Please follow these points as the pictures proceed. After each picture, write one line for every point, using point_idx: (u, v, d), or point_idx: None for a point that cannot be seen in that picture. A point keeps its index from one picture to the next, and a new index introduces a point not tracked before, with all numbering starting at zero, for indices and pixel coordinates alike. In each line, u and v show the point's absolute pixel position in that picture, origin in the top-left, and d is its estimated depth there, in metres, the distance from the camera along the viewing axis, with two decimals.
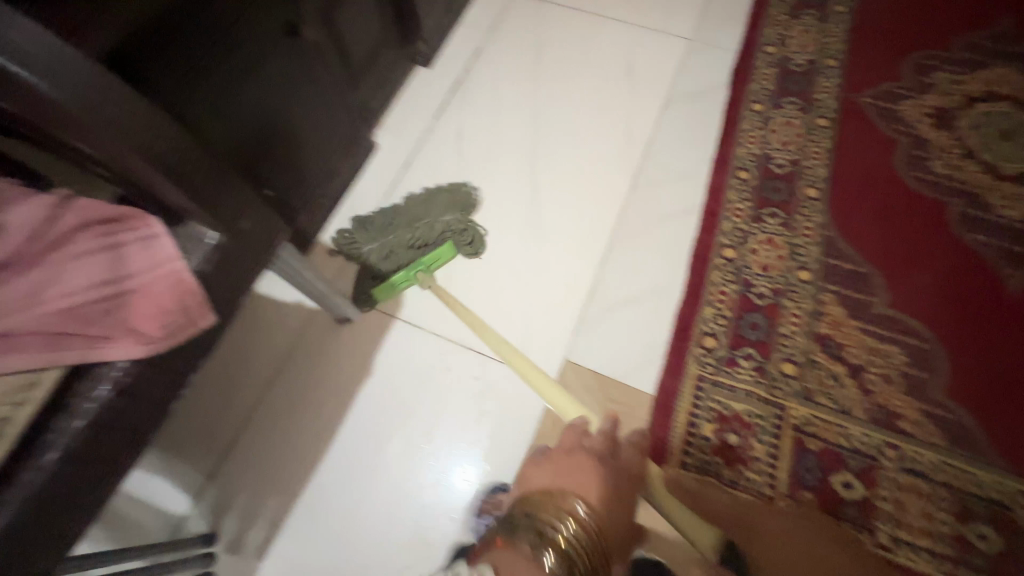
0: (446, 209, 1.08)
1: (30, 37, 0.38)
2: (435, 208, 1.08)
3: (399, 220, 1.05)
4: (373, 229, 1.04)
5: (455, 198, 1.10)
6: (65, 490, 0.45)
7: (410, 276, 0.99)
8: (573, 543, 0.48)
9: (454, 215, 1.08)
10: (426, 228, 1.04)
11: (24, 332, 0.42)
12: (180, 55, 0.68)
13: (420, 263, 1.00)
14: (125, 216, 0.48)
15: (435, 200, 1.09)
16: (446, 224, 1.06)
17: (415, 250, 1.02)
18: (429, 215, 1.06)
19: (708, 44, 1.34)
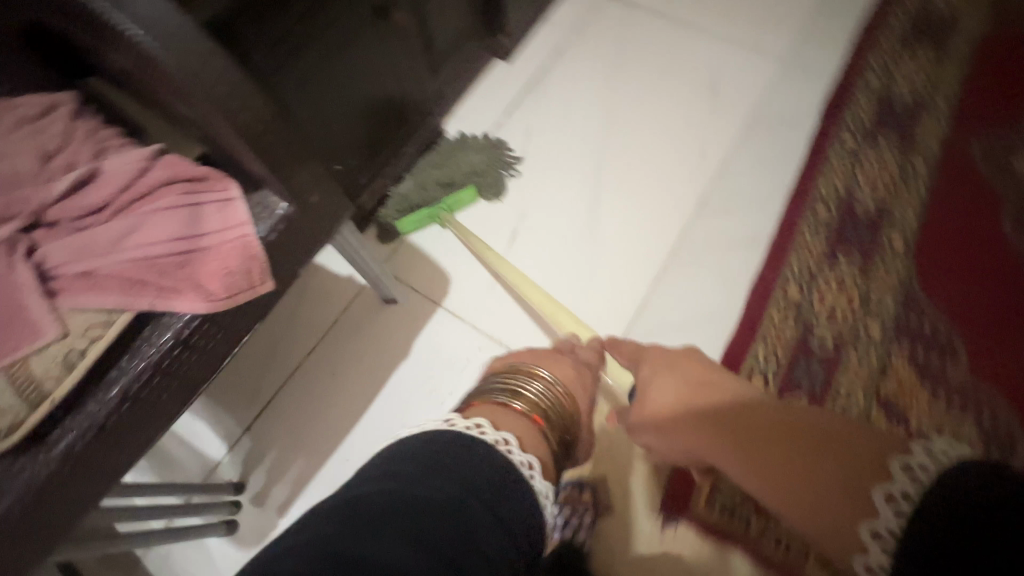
0: (474, 153, 1.14)
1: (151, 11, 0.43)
2: (466, 148, 1.14)
3: (431, 155, 1.13)
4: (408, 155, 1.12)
5: (487, 144, 1.16)
6: (123, 424, 0.49)
7: (432, 215, 1.08)
8: (543, 399, 0.62)
9: (482, 158, 1.13)
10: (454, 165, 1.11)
11: (106, 275, 0.46)
12: (276, 30, 0.71)
13: (443, 204, 1.08)
14: (207, 177, 0.51)
15: (468, 142, 1.15)
16: (475, 164, 1.12)
17: (440, 188, 1.09)
18: (459, 154, 1.13)
19: (804, 67, 1.26)
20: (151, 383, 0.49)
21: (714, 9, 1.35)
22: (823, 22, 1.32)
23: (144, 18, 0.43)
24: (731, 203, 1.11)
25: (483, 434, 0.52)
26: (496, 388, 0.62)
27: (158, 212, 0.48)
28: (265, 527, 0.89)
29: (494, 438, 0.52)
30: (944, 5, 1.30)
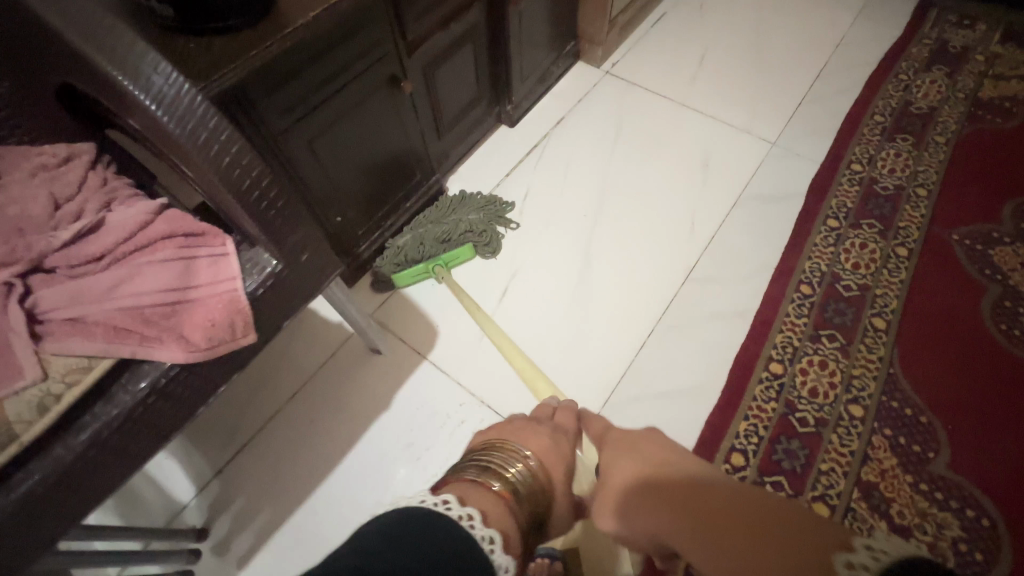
0: (472, 210, 1.18)
1: (169, 85, 0.49)
2: (464, 207, 1.18)
3: (431, 212, 1.17)
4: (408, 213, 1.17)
5: (485, 203, 1.20)
6: (84, 473, 0.48)
7: (427, 269, 1.10)
8: (518, 479, 0.57)
9: (478, 216, 1.17)
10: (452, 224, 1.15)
11: (94, 322, 0.48)
12: (290, 96, 0.77)
13: (440, 259, 1.11)
14: (205, 233, 0.54)
15: (467, 202, 1.20)
16: (472, 224, 1.15)
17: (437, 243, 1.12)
18: (457, 213, 1.17)
19: (791, 151, 1.33)
20: (119, 432, 0.50)
21: (708, 92, 1.45)
22: (810, 110, 1.40)
23: (160, 91, 0.48)
24: (717, 275, 1.14)
25: (450, 510, 0.49)
26: (466, 466, 0.59)
27: (152, 265, 0.51)
28: None
29: (458, 513, 0.49)
30: (923, 102, 1.38)
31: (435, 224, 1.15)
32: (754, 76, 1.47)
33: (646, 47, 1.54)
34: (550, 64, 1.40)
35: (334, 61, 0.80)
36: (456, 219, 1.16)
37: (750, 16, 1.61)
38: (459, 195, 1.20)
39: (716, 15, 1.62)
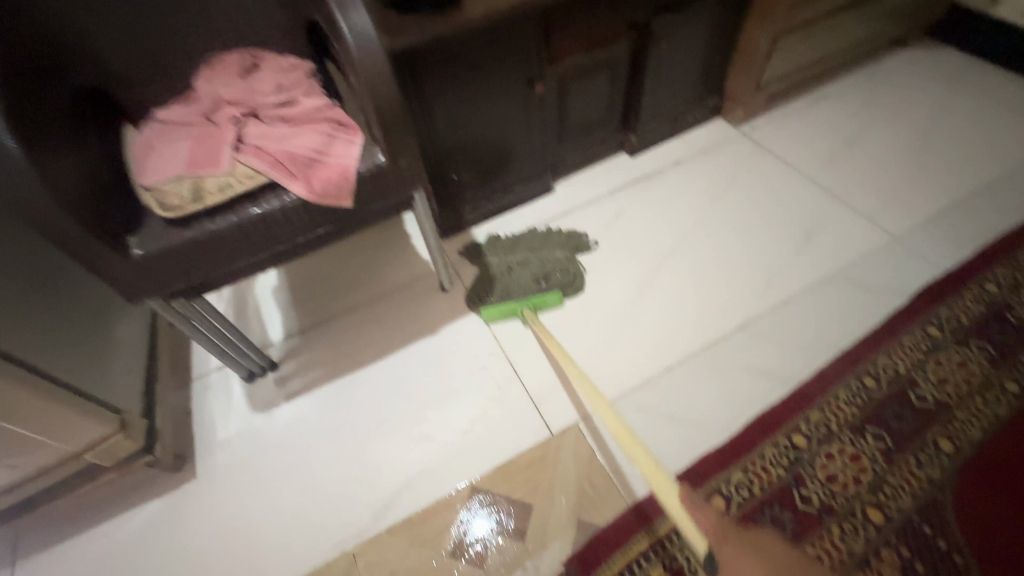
0: (559, 247, 1.27)
1: (359, 20, 0.71)
2: (549, 246, 1.27)
3: (521, 256, 1.26)
4: (500, 255, 1.27)
5: (565, 238, 1.29)
6: (226, 240, 0.75)
7: (516, 309, 1.14)
8: None
9: (564, 254, 1.26)
10: (544, 269, 1.22)
11: (267, 151, 0.74)
12: (444, 67, 1.02)
13: (530, 301, 1.15)
14: (351, 126, 0.79)
15: (549, 238, 1.29)
16: (559, 261, 1.24)
17: (527, 283, 1.20)
18: (543, 255, 1.25)
19: (914, 250, 1.23)
20: (251, 225, 0.75)
21: (844, 175, 1.40)
22: (958, 219, 1.28)
23: (354, 23, 0.71)
24: (775, 338, 1.11)
25: None
26: None
27: (313, 131, 0.76)
28: (271, 402, 1.10)
29: None
30: None
31: (527, 269, 1.23)
32: (904, 172, 1.39)
33: (794, 120, 1.56)
34: (686, 111, 1.51)
35: (484, 50, 1.04)
36: (546, 266, 1.23)
37: (925, 116, 1.53)
38: (545, 231, 1.30)
39: (885, 107, 1.57)
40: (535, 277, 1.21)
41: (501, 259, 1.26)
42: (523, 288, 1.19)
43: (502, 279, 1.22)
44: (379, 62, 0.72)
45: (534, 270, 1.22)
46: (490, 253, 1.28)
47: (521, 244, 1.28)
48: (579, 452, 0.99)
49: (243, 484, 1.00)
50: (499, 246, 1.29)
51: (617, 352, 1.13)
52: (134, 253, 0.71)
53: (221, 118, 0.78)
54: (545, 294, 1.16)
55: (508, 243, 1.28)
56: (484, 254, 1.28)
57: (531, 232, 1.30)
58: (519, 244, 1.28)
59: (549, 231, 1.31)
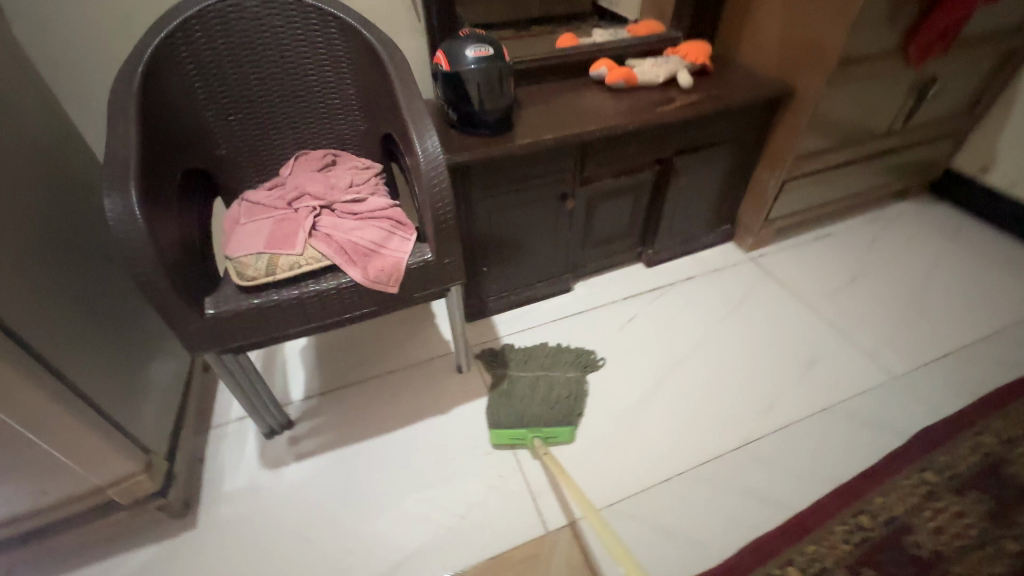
0: (569, 364, 1.32)
1: (432, 145, 0.86)
2: (559, 364, 1.31)
3: (532, 372, 1.29)
4: (513, 367, 1.30)
5: (575, 356, 1.33)
6: (286, 310, 0.84)
7: (527, 437, 1.14)
8: None
9: (573, 374, 1.29)
10: (555, 390, 1.24)
11: (334, 239, 0.86)
12: (490, 180, 1.18)
13: (541, 431, 1.15)
14: (407, 225, 0.92)
15: (560, 356, 1.33)
16: (570, 382, 1.27)
17: (535, 398, 1.22)
18: (554, 374, 1.29)
19: (913, 392, 1.28)
20: (307, 300, 0.85)
21: (846, 310, 1.50)
22: (954, 367, 1.34)
23: (427, 147, 0.85)
24: (772, 462, 1.14)
25: None
26: None
27: (375, 227, 0.89)
28: (281, 460, 1.14)
29: None
30: None
31: (537, 388, 1.25)
32: (902, 315, 1.48)
33: (800, 252, 1.69)
34: (701, 233, 1.65)
35: (527, 170, 1.21)
36: (558, 386, 1.26)
37: (923, 264, 1.65)
38: (555, 348, 1.36)
39: (886, 251, 1.69)
40: (546, 398, 1.22)
41: (513, 372, 1.29)
42: (536, 412, 1.19)
43: (510, 394, 1.24)
44: (442, 179, 0.85)
45: (545, 391, 1.24)
46: (502, 363, 1.32)
47: (532, 359, 1.33)
48: (571, 555, 1.00)
49: (239, 542, 1.02)
50: (512, 358, 1.33)
51: (618, 455, 1.16)
52: (206, 311, 0.81)
53: (301, 206, 0.91)
54: (558, 427, 1.16)
55: (520, 356, 1.33)
56: (496, 363, 1.32)
57: (542, 349, 1.35)
58: (529, 359, 1.33)
59: (561, 347, 1.36)
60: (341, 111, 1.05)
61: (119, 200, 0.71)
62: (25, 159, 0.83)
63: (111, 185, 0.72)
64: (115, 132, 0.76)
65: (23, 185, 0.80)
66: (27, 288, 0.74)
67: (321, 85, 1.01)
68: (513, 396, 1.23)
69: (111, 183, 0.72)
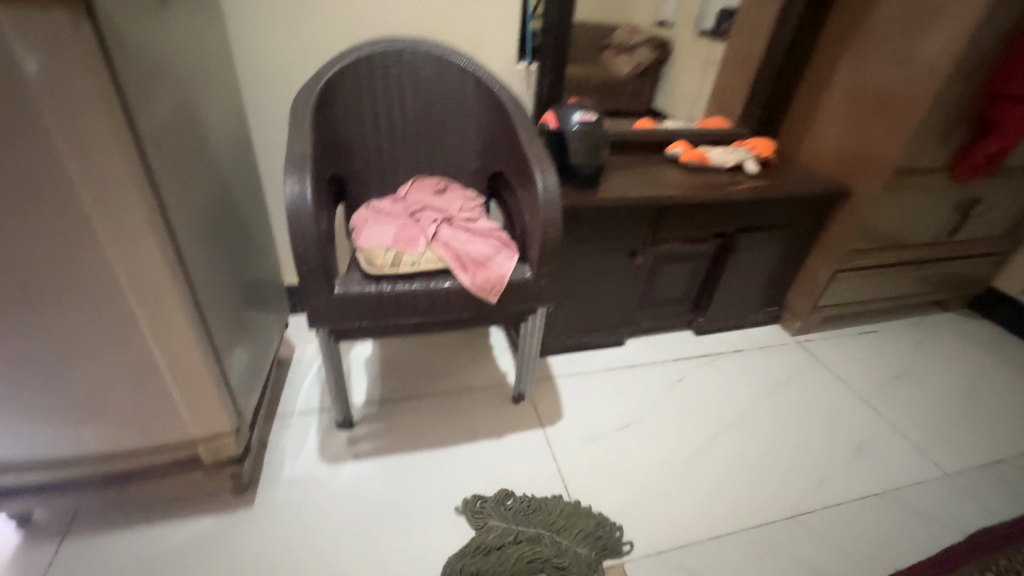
0: (580, 539, 1.06)
1: (549, 180, 0.98)
2: (569, 535, 1.06)
3: (532, 533, 1.05)
4: (505, 520, 1.07)
5: (592, 527, 1.08)
6: (398, 301, 0.94)
7: None
8: None
9: (584, 547, 1.04)
10: (549, 566, 1.00)
11: (450, 247, 0.97)
12: (575, 228, 1.31)
13: None
14: (511, 247, 1.02)
15: (575, 519, 1.09)
16: (571, 564, 1.01)
17: (521, 562, 1.00)
18: (559, 543, 1.04)
19: (968, 493, 1.27)
20: (417, 296, 0.94)
21: (894, 403, 1.51)
22: (1010, 477, 1.32)
23: (547, 181, 0.98)
24: (827, 540, 1.13)
25: None
26: None
27: (485, 243, 1.00)
28: (340, 457, 1.18)
29: None
30: None
31: (528, 551, 1.01)
32: (952, 417, 1.49)
33: (846, 342, 1.74)
34: (750, 311, 1.73)
35: (608, 224, 1.33)
36: (554, 561, 1.01)
37: (971, 373, 1.67)
38: (572, 507, 1.11)
39: (931, 355, 1.73)
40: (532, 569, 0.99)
41: (503, 528, 1.06)
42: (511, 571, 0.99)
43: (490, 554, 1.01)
44: (555, 211, 0.97)
45: (535, 558, 1.00)
46: (494, 514, 1.09)
47: (536, 517, 1.09)
48: None
49: (292, 530, 1.03)
50: (507, 511, 1.09)
51: (667, 510, 1.16)
52: (335, 290, 0.90)
53: (422, 218, 1.05)
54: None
55: (522, 506, 1.10)
56: (485, 513, 1.09)
57: (553, 506, 1.11)
58: (531, 516, 1.09)
59: (578, 504, 1.13)
60: (459, 149, 1.21)
61: (296, 184, 0.84)
62: (222, 148, 1.00)
63: (291, 171, 0.86)
64: (298, 134, 0.92)
65: (215, 172, 0.96)
66: (203, 253, 0.87)
67: (450, 125, 1.18)
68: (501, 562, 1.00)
69: (291, 170, 0.86)
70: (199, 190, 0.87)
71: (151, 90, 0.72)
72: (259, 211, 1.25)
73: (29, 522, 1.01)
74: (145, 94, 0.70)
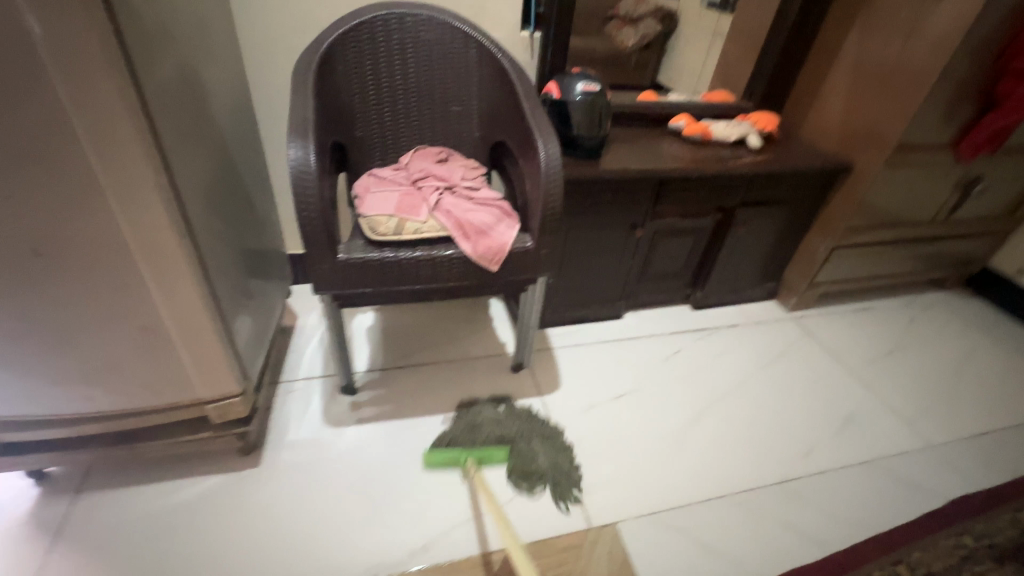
0: (551, 457, 1.16)
1: (552, 150, 0.98)
2: (545, 448, 1.17)
3: (518, 424, 1.20)
4: (501, 409, 1.24)
5: (564, 463, 1.17)
6: (401, 267, 0.95)
7: (459, 457, 1.11)
8: None
9: (547, 460, 1.15)
10: (516, 453, 1.15)
11: (452, 214, 0.98)
12: (577, 200, 1.32)
13: (476, 452, 1.11)
14: (513, 216, 1.03)
15: (558, 445, 1.19)
16: (534, 466, 1.14)
17: (492, 437, 1.16)
18: (534, 444, 1.17)
19: (951, 463, 1.31)
20: (421, 263, 0.95)
21: (884, 377, 1.55)
22: (991, 448, 1.36)
23: (549, 151, 0.98)
24: (812, 504, 1.17)
25: None
26: None
27: (487, 212, 1.00)
28: (344, 421, 1.21)
29: None
30: None
31: (505, 430, 1.18)
32: (940, 391, 1.53)
33: (841, 319, 1.77)
34: (746, 287, 1.75)
35: (609, 196, 1.34)
36: (521, 453, 1.15)
37: (962, 350, 1.70)
38: (560, 442, 1.20)
39: (924, 332, 1.76)
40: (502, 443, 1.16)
41: (494, 416, 1.21)
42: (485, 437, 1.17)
43: (474, 429, 1.18)
44: (557, 181, 0.97)
45: (508, 438, 1.17)
46: (493, 408, 1.25)
47: (527, 421, 1.22)
48: (615, 552, 1.04)
49: (297, 487, 1.07)
50: (511, 412, 1.24)
51: (659, 473, 1.20)
52: (339, 256, 0.92)
53: (424, 186, 1.05)
54: (493, 448, 1.13)
55: (520, 409, 1.25)
56: (485, 407, 1.24)
57: (545, 424, 1.23)
58: (524, 417, 1.23)
59: (561, 432, 1.24)
60: (461, 119, 1.21)
61: (300, 150, 0.85)
62: (224, 113, 1.00)
63: (294, 136, 0.86)
64: (300, 100, 0.92)
65: (218, 138, 0.96)
66: (208, 219, 0.88)
67: (452, 94, 1.18)
68: (477, 435, 1.17)
69: (295, 135, 0.86)
70: (202, 154, 0.88)
71: (153, 51, 0.72)
72: (261, 179, 1.25)
73: (44, 478, 1.04)
74: (148, 56, 0.70)
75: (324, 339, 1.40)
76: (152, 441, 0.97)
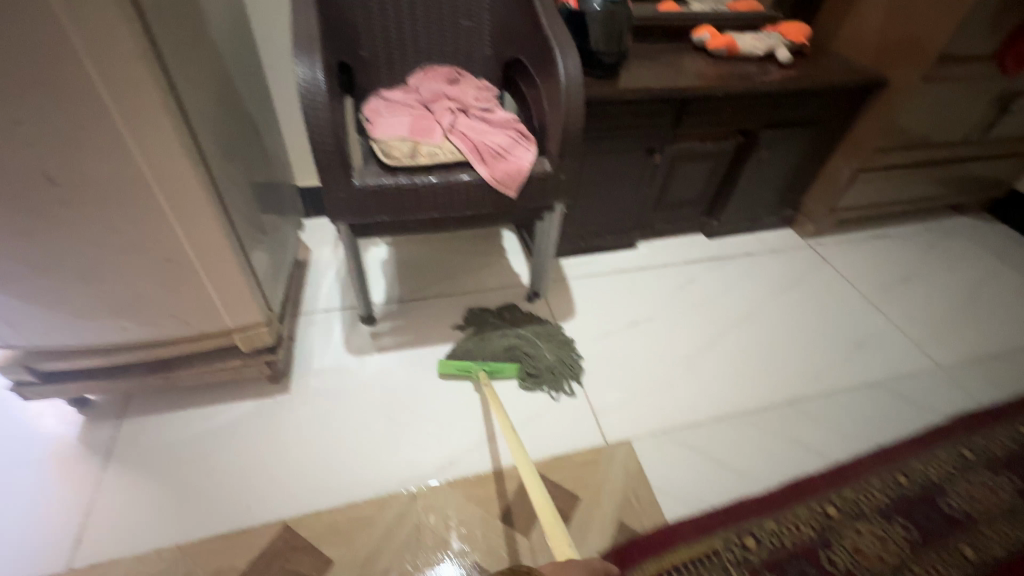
0: (555, 352, 1.25)
1: (571, 63, 0.92)
2: (548, 346, 1.26)
3: (524, 330, 1.28)
4: (507, 318, 1.32)
5: (568, 355, 1.26)
6: (417, 194, 0.93)
7: (473, 369, 1.16)
8: None
9: (552, 355, 1.25)
10: (524, 355, 1.23)
11: (467, 137, 0.95)
12: (594, 122, 1.25)
13: (488, 365, 1.17)
14: (530, 139, 0.99)
15: (561, 340, 1.29)
16: (544, 367, 1.22)
17: (501, 347, 1.23)
18: (540, 347, 1.25)
19: (956, 382, 1.34)
20: (437, 190, 0.93)
21: (896, 302, 1.55)
22: (997, 368, 1.39)
23: (569, 65, 0.92)
24: (818, 420, 1.22)
25: None
26: None
27: (503, 134, 0.96)
28: (366, 349, 1.25)
29: None
30: None
31: (513, 338, 1.25)
32: (951, 315, 1.53)
33: (858, 246, 1.74)
34: (764, 215, 1.71)
35: (628, 118, 1.27)
36: (528, 351, 1.23)
37: (977, 274, 1.69)
38: (563, 337, 1.30)
39: (940, 258, 1.74)
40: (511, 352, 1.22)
41: (501, 325, 1.30)
42: (492, 350, 1.23)
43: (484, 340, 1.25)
44: (577, 98, 0.92)
45: (515, 345, 1.24)
46: (500, 317, 1.33)
47: (532, 324, 1.32)
48: (630, 464, 1.10)
49: (326, 410, 1.13)
50: (514, 316, 1.33)
51: (672, 395, 1.24)
52: (354, 182, 0.89)
53: (437, 109, 1.01)
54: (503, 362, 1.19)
55: (525, 316, 1.34)
56: (490, 316, 1.33)
57: (548, 325, 1.31)
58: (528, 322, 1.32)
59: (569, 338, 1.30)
60: (472, 34, 1.13)
61: (308, 69, 0.80)
62: (221, 31, 0.93)
63: (300, 53, 0.81)
64: (303, 13, 0.85)
65: (218, 59, 0.90)
66: (217, 146, 0.85)
67: (462, 6, 1.09)
68: (485, 344, 1.24)
69: (301, 52, 0.81)
70: (204, 75, 0.83)
71: None
72: (263, 106, 1.19)
73: (86, 405, 1.10)
74: None
75: (340, 272, 1.41)
76: (186, 369, 1.00)
